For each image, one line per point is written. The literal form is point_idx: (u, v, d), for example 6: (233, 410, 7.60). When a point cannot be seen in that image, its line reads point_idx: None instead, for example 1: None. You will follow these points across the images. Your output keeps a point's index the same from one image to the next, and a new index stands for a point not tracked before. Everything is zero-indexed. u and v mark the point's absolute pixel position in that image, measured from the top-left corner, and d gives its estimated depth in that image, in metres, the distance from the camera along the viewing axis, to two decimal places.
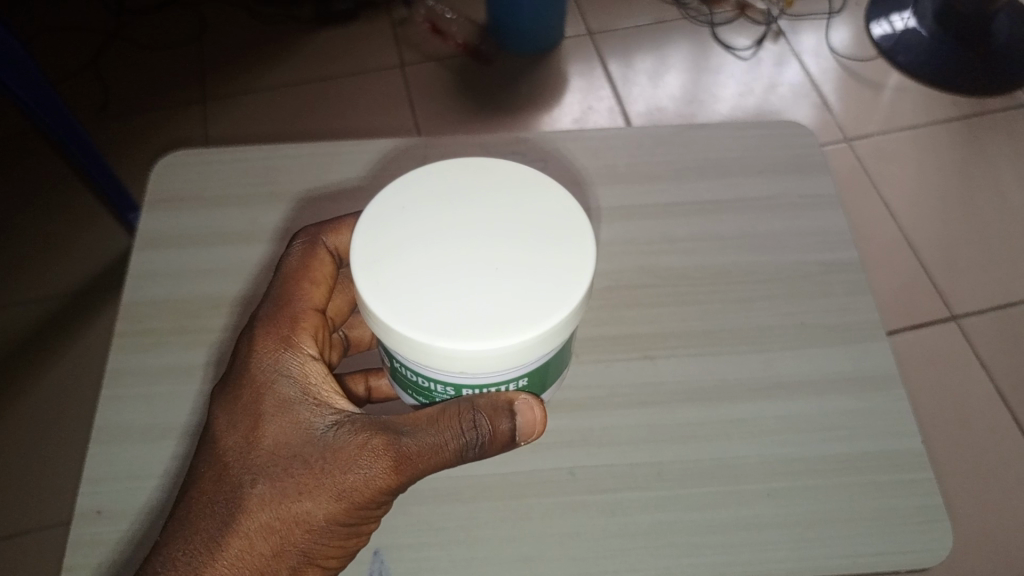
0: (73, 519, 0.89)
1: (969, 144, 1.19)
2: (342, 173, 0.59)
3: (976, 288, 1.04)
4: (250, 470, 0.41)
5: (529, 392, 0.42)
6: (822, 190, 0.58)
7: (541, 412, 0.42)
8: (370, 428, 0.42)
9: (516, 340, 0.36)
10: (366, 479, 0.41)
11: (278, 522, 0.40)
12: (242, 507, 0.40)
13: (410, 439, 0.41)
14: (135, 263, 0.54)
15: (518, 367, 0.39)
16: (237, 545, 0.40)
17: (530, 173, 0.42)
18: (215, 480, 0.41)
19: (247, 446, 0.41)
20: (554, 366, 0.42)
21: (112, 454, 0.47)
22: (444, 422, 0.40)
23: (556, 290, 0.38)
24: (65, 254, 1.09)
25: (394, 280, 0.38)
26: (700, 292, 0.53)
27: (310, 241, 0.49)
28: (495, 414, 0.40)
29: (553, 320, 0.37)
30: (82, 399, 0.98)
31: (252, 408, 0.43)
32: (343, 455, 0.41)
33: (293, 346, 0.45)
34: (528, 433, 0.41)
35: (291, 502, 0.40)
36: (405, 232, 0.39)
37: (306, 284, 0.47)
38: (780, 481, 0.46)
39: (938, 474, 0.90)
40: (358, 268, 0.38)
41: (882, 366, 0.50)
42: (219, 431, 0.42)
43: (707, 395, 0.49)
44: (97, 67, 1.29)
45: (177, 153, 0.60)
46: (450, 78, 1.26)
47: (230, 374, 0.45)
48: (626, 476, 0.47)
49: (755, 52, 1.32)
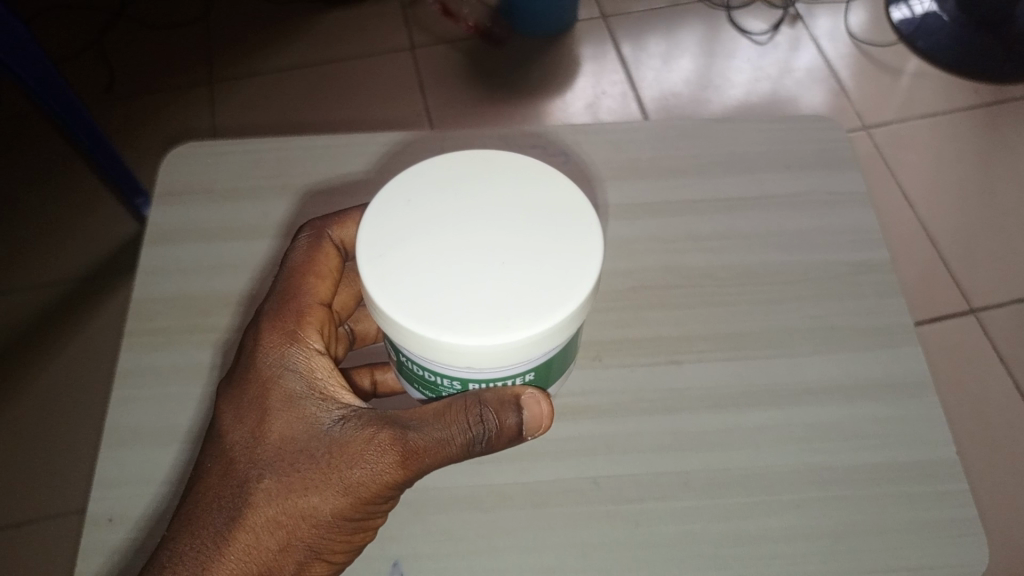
0: (85, 506, 0.88)
1: (989, 132, 1.16)
2: (356, 165, 0.58)
3: (995, 281, 1.02)
4: (256, 465, 0.40)
5: (536, 386, 0.40)
6: (852, 186, 0.56)
7: (550, 406, 0.40)
8: (377, 422, 0.40)
9: (523, 335, 0.35)
10: (372, 474, 0.39)
11: (285, 517, 0.39)
12: (249, 502, 0.39)
13: (416, 434, 0.39)
14: (143, 259, 0.53)
15: (526, 361, 0.37)
16: (243, 540, 0.39)
17: (538, 164, 0.41)
18: (221, 475, 0.40)
19: (253, 440, 0.40)
20: (562, 360, 0.41)
21: (121, 456, 0.46)
22: (450, 417, 0.39)
23: (564, 280, 0.36)
24: (71, 238, 1.08)
25: (399, 272, 0.36)
26: (725, 293, 0.51)
27: (316, 234, 0.47)
28: (503, 408, 0.38)
29: (561, 313, 0.35)
30: (92, 385, 0.97)
31: (258, 402, 0.41)
32: (348, 450, 0.40)
33: (298, 340, 0.43)
34: (536, 428, 0.39)
35: (297, 497, 0.39)
36: (411, 222, 0.38)
37: (312, 278, 0.46)
38: (806, 493, 0.45)
39: (965, 474, 0.89)
40: (363, 259, 0.37)
41: (914, 373, 0.49)
42: (227, 425, 0.41)
43: (733, 401, 0.48)
44: (101, 47, 1.27)
45: (183, 145, 0.58)
46: (460, 61, 1.24)
47: (237, 368, 0.43)
48: (650, 484, 0.45)
49: (771, 36, 1.29)
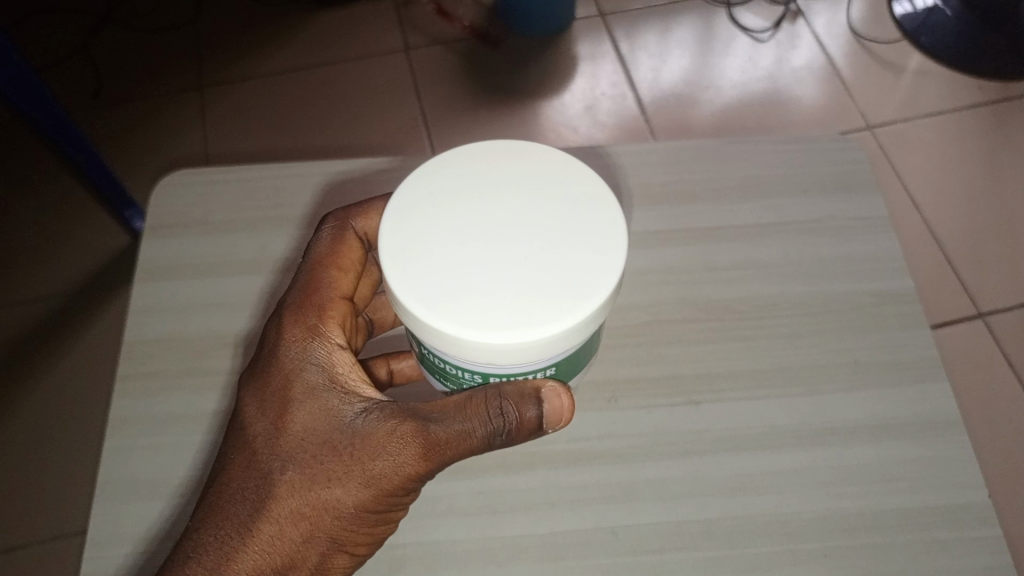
0: (87, 527, 0.86)
1: (995, 129, 1.14)
2: (358, 191, 0.55)
3: (1004, 284, 1.00)
4: (279, 456, 0.40)
5: (557, 380, 0.40)
6: (873, 211, 0.54)
7: (569, 400, 0.39)
8: (399, 415, 0.40)
9: (543, 333, 0.35)
10: (394, 467, 0.39)
11: (308, 508, 0.39)
12: (272, 493, 0.39)
13: (438, 426, 0.39)
14: (136, 297, 0.50)
15: (547, 357, 0.37)
16: (267, 531, 0.39)
17: (568, 157, 0.40)
18: (244, 466, 0.40)
19: (276, 432, 0.41)
20: (583, 354, 0.40)
21: (116, 511, 0.43)
22: (471, 410, 0.38)
23: (587, 276, 0.36)
24: (62, 251, 1.05)
25: (421, 266, 0.36)
26: (745, 327, 0.49)
27: (339, 225, 0.47)
28: (522, 401, 0.38)
29: (583, 311, 0.35)
30: (88, 403, 0.94)
31: (280, 394, 0.42)
32: (371, 441, 0.40)
33: (320, 334, 0.43)
34: (556, 420, 0.39)
35: (320, 489, 0.39)
36: (435, 213, 0.37)
37: (334, 270, 0.45)
38: (834, 541, 0.43)
39: (985, 482, 0.87)
40: (385, 250, 0.37)
41: (943, 411, 0.47)
42: (250, 417, 0.42)
43: (756, 443, 0.46)
44: (87, 51, 1.24)
45: (177, 172, 0.55)
46: (456, 62, 1.21)
47: (259, 360, 0.43)
48: (672, 535, 0.43)
49: (773, 34, 1.26)
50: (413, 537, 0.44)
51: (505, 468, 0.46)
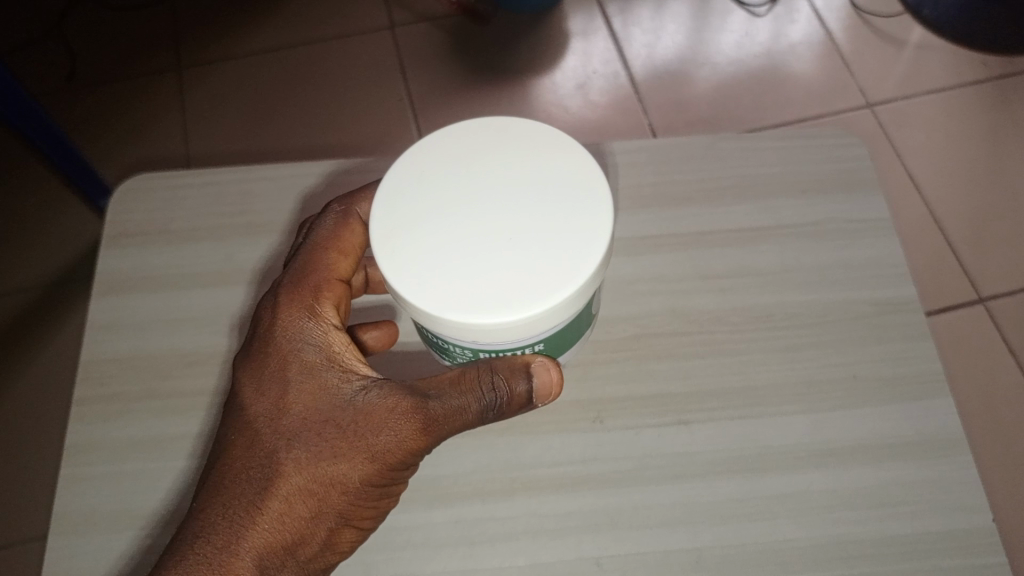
0: (50, 531, 0.83)
1: (1001, 105, 1.10)
2: (328, 193, 0.52)
3: (1006, 265, 0.97)
4: (283, 435, 0.38)
5: (547, 354, 0.40)
6: (874, 210, 0.51)
7: (558, 374, 0.40)
8: (398, 391, 0.39)
9: (523, 316, 0.34)
10: (397, 441, 0.39)
11: (315, 484, 0.38)
12: (279, 471, 0.38)
13: (436, 402, 0.39)
14: (96, 313, 0.48)
15: (535, 334, 0.37)
16: (276, 508, 0.38)
17: (556, 132, 0.39)
18: (247, 447, 0.39)
19: (277, 411, 0.39)
20: (573, 332, 0.40)
21: (73, 545, 0.41)
22: (465, 384, 0.39)
23: (570, 256, 0.35)
24: (36, 241, 1.02)
25: (410, 251, 0.36)
26: (738, 338, 0.47)
27: (345, 210, 0.45)
28: (512, 374, 0.38)
29: (563, 293, 0.35)
30: (57, 402, 0.92)
31: (278, 374, 0.40)
32: (373, 417, 0.39)
33: (316, 314, 0.42)
34: (545, 394, 0.39)
35: (326, 464, 0.38)
36: (424, 198, 0.37)
37: (334, 254, 0.44)
38: (828, 570, 0.41)
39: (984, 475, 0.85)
40: (375, 236, 0.37)
41: (946, 429, 0.44)
42: (248, 397, 0.40)
43: (748, 466, 0.43)
44: (60, 32, 1.20)
45: (138, 175, 0.53)
46: (442, 39, 1.17)
47: (253, 340, 0.42)
48: (659, 565, 0.41)
49: (771, 7, 1.21)
50: (388, 568, 0.42)
51: (485, 493, 0.43)
